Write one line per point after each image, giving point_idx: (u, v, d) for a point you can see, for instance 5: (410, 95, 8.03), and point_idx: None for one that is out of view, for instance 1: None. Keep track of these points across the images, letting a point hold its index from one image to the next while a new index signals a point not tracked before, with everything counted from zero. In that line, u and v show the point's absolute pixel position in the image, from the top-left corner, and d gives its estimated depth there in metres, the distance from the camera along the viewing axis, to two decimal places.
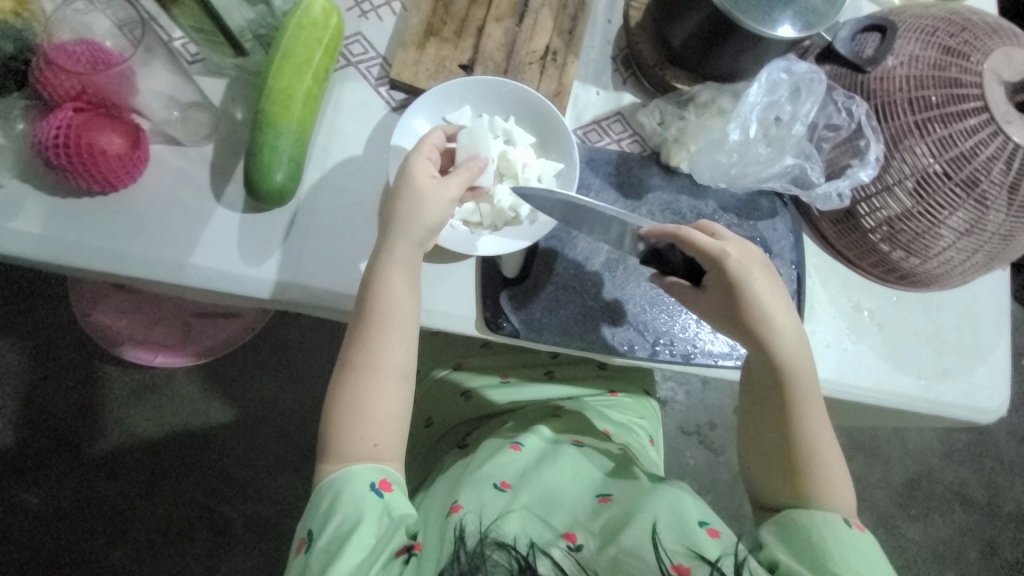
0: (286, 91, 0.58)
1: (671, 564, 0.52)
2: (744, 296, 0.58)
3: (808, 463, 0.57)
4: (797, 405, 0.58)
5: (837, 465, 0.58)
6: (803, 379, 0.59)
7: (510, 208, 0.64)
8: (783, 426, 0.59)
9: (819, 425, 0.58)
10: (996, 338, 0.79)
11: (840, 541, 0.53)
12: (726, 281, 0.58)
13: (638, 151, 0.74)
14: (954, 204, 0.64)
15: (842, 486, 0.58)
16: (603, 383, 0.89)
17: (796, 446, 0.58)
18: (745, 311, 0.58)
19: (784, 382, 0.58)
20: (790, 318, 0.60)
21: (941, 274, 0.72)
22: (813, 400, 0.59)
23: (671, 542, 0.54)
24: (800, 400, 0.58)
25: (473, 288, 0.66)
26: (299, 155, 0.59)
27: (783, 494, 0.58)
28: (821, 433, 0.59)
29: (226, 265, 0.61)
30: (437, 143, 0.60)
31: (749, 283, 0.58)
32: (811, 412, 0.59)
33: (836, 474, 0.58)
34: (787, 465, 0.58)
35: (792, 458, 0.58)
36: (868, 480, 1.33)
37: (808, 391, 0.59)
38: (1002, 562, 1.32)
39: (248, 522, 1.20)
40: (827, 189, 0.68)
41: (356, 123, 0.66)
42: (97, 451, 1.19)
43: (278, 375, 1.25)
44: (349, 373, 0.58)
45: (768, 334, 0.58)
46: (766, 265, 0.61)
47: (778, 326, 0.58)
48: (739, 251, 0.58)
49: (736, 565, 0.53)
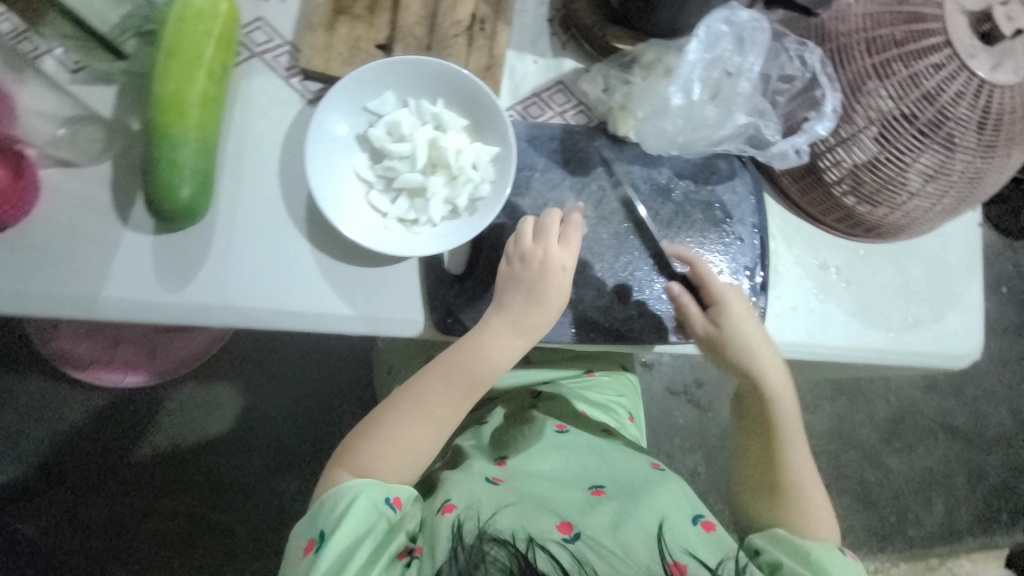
0: (178, 95, 0.52)
1: (669, 561, 0.50)
2: (736, 335, 0.62)
3: (793, 490, 0.61)
4: (785, 441, 0.63)
5: (821, 497, 0.61)
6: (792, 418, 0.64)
7: (448, 201, 0.60)
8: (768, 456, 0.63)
9: (804, 461, 0.62)
10: (966, 281, 0.77)
11: (831, 554, 0.56)
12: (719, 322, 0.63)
13: (584, 122, 0.70)
14: (919, 149, 0.60)
15: (827, 519, 0.60)
16: (579, 362, 0.81)
17: (781, 475, 0.62)
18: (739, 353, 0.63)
19: (773, 417, 0.63)
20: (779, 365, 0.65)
21: (908, 224, 0.69)
22: (799, 437, 0.63)
23: (674, 542, 0.52)
24: (785, 436, 0.63)
25: (417, 291, 0.61)
26: (205, 166, 0.54)
27: (768, 510, 0.62)
28: (807, 469, 0.62)
29: (141, 293, 0.56)
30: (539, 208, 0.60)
31: (742, 324, 0.62)
32: (796, 446, 0.63)
33: (819, 509, 0.60)
34: (768, 489, 0.62)
35: (776, 482, 0.62)
36: (855, 419, 1.33)
37: (795, 429, 0.63)
38: (987, 485, 1.35)
39: (252, 529, 1.09)
40: (784, 147, 0.64)
41: (268, 121, 0.60)
42: (67, 485, 1.07)
43: (267, 378, 1.13)
44: (420, 438, 0.56)
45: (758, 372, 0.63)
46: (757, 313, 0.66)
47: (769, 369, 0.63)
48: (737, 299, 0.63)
49: (736, 571, 0.51)
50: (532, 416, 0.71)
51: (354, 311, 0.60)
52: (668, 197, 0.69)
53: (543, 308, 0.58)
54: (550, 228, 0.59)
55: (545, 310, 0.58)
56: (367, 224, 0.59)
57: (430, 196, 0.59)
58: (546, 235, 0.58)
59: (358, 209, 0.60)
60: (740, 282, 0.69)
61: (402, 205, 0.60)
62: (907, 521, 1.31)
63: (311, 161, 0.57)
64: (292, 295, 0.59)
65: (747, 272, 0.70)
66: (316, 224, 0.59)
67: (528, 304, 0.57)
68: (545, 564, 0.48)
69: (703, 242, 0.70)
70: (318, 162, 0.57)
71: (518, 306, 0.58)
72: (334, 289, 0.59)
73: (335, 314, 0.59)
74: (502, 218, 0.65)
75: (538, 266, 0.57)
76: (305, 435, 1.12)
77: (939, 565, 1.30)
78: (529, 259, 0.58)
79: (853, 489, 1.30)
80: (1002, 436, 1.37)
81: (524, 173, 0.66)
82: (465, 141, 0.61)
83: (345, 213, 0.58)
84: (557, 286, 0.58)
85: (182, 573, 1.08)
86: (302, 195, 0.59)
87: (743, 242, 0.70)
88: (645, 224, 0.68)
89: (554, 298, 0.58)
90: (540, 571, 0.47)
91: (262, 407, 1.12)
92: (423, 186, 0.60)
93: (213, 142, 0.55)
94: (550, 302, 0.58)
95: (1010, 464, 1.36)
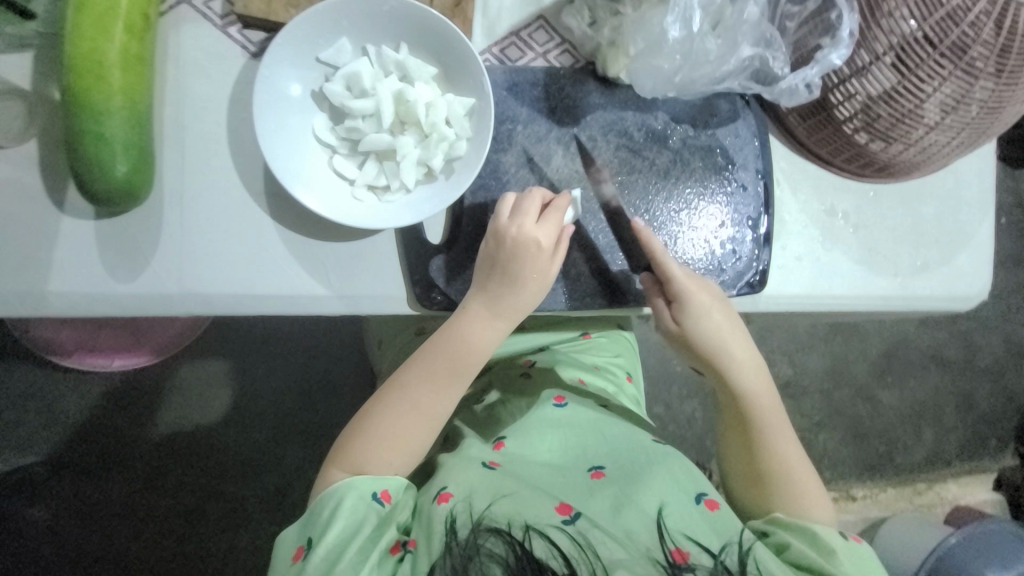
0: (93, 55, 0.46)
1: (672, 548, 0.49)
2: (699, 328, 0.58)
3: (782, 481, 0.57)
4: (767, 433, 0.58)
5: (812, 485, 0.57)
6: (770, 412, 0.59)
7: (420, 163, 0.53)
8: (751, 450, 0.58)
9: (786, 453, 0.57)
10: (978, 219, 0.73)
11: (847, 550, 0.52)
12: (681, 316, 0.58)
13: (570, 64, 0.63)
14: (939, 77, 0.54)
15: (821, 505, 0.56)
16: (576, 326, 0.78)
17: (761, 466, 0.57)
18: (703, 344, 0.59)
19: (750, 410, 0.59)
20: (752, 353, 0.60)
21: (923, 161, 0.64)
22: (782, 426, 0.59)
23: (675, 527, 0.51)
24: (767, 428, 0.58)
25: (397, 264, 0.57)
26: (137, 137, 0.48)
27: (759, 501, 0.58)
28: (795, 459, 0.58)
29: (91, 286, 0.52)
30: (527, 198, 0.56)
31: (706, 315, 0.58)
32: (780, 437, 0.58)
33: (812, 497, 0.56)
34: (755, 482, 0.58)
35: (761, 475, 0.57)
36: (847, 356, 1.25)
37: (774, 423, 0.58)
38: (978, 414, 1.30)
39: (262, 498, 1.02)
40: (793, 81, 0.57)
41: (210, 82, 0.54)
42: (67, 468, 0.98)
43: (261, 352, 1.04)
44: (402, 428, 0.55)
45: (727, 365, 0.59)
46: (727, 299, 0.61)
47: (736, 360, 0.59)
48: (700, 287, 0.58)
49: (740, 554, 0.50)
50: (529, 388, 0.69)
51: (329, 290, 0.55)
52: (664, 145, 0.64)
53: (522, 293, 0.55)
54: (529, 207, 0.55)
55: (525, 295, 0.55)
56: (335, 193, 0.53)
57: (400, 158, 0.53)
58: (522, 214, 0.54)
59: (323, 177, 0.54)
60: (743, 234, 0.65)
61: (371, 171, 0.54)
62: (896, 451, 1.26)
63: (260, 125, 0.50)
64: (259, 278, 0.54)
65: (750, 223, 0.65)
66: (278, 198, 0.54)
67: (506, 288, 0.55)
68: (542, 549, 0.48)
69: (703, 193, 0.64)
70: (271, 126, 0.51)
71: (498, 291, 0.55)
72: (305, 267, 0.55)
73: (310, 295, 0.55)
74: (484, 178, 0.60)
75: (511, 249, 0.54)
76: (304, 408, 1.04)
77: (925, 489, 1.27)
78: (504, 242, 0.54)
79: (846, 423, 1.24)
80: (998, 366, 1.31)
81: (506, 126, 0.60)
82: (436, 93, 0.54)
83: (310, 182, 0.53)
84: (535, 269, 0.55)
85: (198, 556, 1.00)
86: (259, 167, 0.54)
87: (747, 190, 0.65)
88: (640, 177, 0.63)
89: (534, 283, 0.55)
90: (538, 558, 0.47)
91: (270, 381, 1.03)
92: (392, 147, 0.53)
93: (145, 109, 0.50)
94: (530, 287, 0.55)
95: (1003, 391, 1.31)
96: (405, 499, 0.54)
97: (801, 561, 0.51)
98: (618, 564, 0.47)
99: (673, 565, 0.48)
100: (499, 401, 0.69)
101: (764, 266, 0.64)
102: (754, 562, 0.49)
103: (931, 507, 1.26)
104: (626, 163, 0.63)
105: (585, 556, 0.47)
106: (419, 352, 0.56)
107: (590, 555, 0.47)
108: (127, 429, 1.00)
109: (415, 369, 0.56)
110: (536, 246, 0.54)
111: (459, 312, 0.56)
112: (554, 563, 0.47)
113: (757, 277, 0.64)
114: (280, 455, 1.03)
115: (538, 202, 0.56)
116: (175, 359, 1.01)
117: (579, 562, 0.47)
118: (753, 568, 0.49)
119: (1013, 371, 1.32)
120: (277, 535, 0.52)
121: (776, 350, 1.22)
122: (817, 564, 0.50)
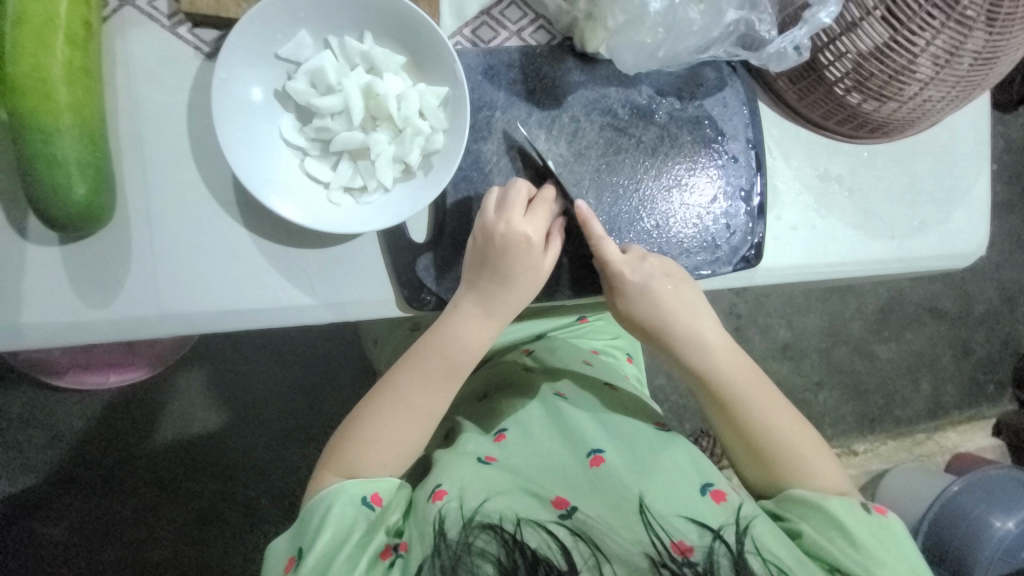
0: (36, 73, 0.43)
1: (669, 542, 0.49)
2: (651, 318, 0.57)
3: (782, 458, 0.55)
4: (747, 411, 0.56)
5: (809, 446, 0.56)
6: (749, 392, 0.57)
7: (397, 160, 0.51)
8: (737, 430, 0.57)
9: (777, 426, 0.56)
10: (975, 172, 0.71)
11: (866, 527, 0.51)
12: (633, 308, 0.57)
13: (546, 41, 0.60)
14: (931, 29, 0.51)
15: (823, 465, 0.55)
16: (572, 309, 0.76)
17: (758, 448, 0.56)
18: (664, 338, 0.57)
19: (722, 393, 0.57)
20: (713, 327, 0.58)
21: (918, 118, 0.61)
22: (761, 396, 0.57)
23: (668, 515, 0.51)
24: (750, 409, 0.56)
25: (382, 266, 0.55)
26: (93, 156, 0.46)
27: (766, 481, 0.57)
28: (784, 427, 0.56)
29: (64, 315, 0.50)
30: (509, 190, 0.53)
31: (657, 300, 0.56)
32: (762, 410, 0.56)
33: (811, 459, 0.55)
34: (753, 461, 0.57)
35: (756, 454, 0.56)
36: (844, 314, 1.25)
37: (755, 402, 0.57)
38: (974, 362, 1.31)
39: (274, 496, 1.02)
40: (781, 44, 0.54)
41: (166, 90, 0.51)
42: (76, 483, 0.98)
43: (256, 358, 1.02)
44: (401, 433, 0.54)
45: (687, 351, 0.57)
46: (681, 274, 0.59)
47: (698, 348, 0.57)
48: (652, 274, 0.57)
49: (738, 534, 0.50)
50: (529, 379, 0.68)
51: (315, 299, 0.53)
52: (650, 120, 0.61)
53: (513, 290, 0.53)
54: (515, 200, 0.53)
55: (516, 292, 0.53)
56: (310, 198, 0.51)
57: (375, 157, 0.50)
58: (509, 210, 0.53)
59: (296, 182, 0.51)
60: (736, 207, 0.63)
61: (345, 172, 0.51)
62: (893, 403, 1.28)
63: (222, 132, 0.47)
64: (240, 293, 0.52)
65: (743, 195, 0.63)
66: (251, 207, 0.52)
67: (497, 286, 0.53)
68: (536, 540, 0.48)
69: (693, 167, 0.62)
70: (235, 132, 0.48)
71: (488, 289, 0.53)
72: (286, 277, 0.53)
73: (295, 306, 0.53)
74: (465, 170, 0.57)
75: (500, 246, 0.52)
76: (305, 410, 1.03)
77: (925, 439, 1.29)
78: (492, 239, 0.52)
79: (844, 380, 1.25)
80: (993, 312, 1.32)
81: (483, 113, 0.58)
82: (407, 84, 0.51)
83: (282, 188, 0.50)
84: (527, 265, 0.53)
85: (217, 559, 1.00)
86: (227, 177, 0.52)
87: (738, 161, 0.63)
88: (627, 156, 0.61)
89: (526, 279, 0.53)
90: (531, 549, 0.47)
91: (271, 382, 1.02)
92: (366, 145, 0.51)
93: (99, 126, 0.47)
94: (523, 284, 0.53)
95: (998, 337, 1.32)
96: (397, 500, 0.53)
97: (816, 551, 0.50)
98: (615, 556, 0.48)
99: (667, 558, 0.48)
100: (499, 394, 0.68)
101: (759, 239, 0.63)
102: (751, 541, 0.49)
103: (931, 455, 1.28)
104: (612, 142, 0.60)
105: (583, 547, 0.48)
106: (411, 353, 0.55)
107: (587, 547, 0.48)
108: (130, 443, 0.99)
109: (411, 373, 0.54)
110: (525, 240, 0.52)
111: (449, 312, 0.54)
112: (547, 552, 0.47)
113: (752, 251, 0.63)
114: (289, 453, 1.02)
115: (526, 196, 0.54)
116: (174, 367, 1.00)
117: (575, 553, 0.47)
118: (751, 549, 0.48)
119: (1007, 317, 1.32)
120: (267, 544, 0.53)
121: (772, 315, 1.22)
122: (836, 559, 0.49)
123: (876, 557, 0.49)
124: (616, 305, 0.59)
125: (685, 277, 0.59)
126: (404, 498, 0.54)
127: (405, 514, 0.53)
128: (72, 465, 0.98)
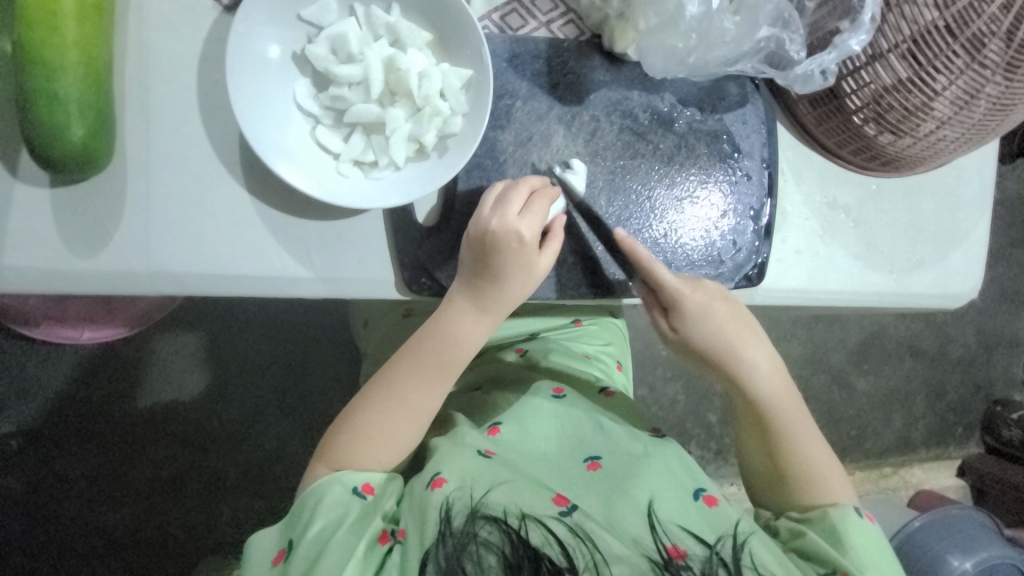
0: (46, 4, 0.41)
1: (668, 544, 0.48)
2: (703, 337, 0.56)
3: (805, 478, 0.55)
4: (780, 427, 0.56)
5: (833, 469, 0.56)
6: (787, 414, 0.57)
7: (411, 138, 0.49)
8: (768, 448, 0.57)
9: (809, 449, 0.56)
10: (977, 217, 0.72)
11: (858, 536, 0.51)
12: (680, 324, 0.56)
13: (574, 36, 0.59)
14: (954, 70, 0.51)
15: (845, 490, 0.56)
16: (570, 312, 0.76)
17: (783, 464, 0.56)
18: (713, 351, 0.56)
19: (767, 414, 0.57)
20: (765, 347, 0.58)
21: (929, 156, 0.62)
22: (802, 424, 0.57)
23: (668, 519, 0.51)
24: (789, 430, 0.56)
25: (386, 247, 0.54)
26: (95, 99, 0.44)
27: (781, 498, 0.57)
28: (815, 450, 0.56)
29: (45, 261, 0.47)
30: (538, 186, 0.53)
31: (707, 316, 0.55)
32: (800, 436, 0.56)
33: (827, 473, 0.56)
34: (775, 478, 0.57)
35: (781, 476, 0.56)
36: (827, 343, 1.27)
37: (792, 423, 0.56)
38: (947, 403, 1.34)
39: (244, 469, 0.99)
40: (808, 67, 0.53)
41: (176, 38, 0.49)
42: (43, 439, 0.94)
43: (239, 330, 0.99)
44: (382, 422, 0.53)
45: (739, 370, 0.57)
46: (730, 293, 0.58)
47: (747, 364, 0.57)
48: (699, 290, 0.56)
49: (735, 547, 0.49)
50: (521, 381, 0.67)
51: (312, 273, 0.52)
52: (669, 129, 0.61)
53: (507, 289, 0.52)
54: (512, 198, 0.51)
55: (509, 290, 0.52)
56: (319, 168, 0.49)
57: (390, 133, 0.49)
58: (503, 207, 0.51)
59: (304, 149, 0.49)
60: (744, 225, 0.63)
61: (357, 145, 0.50)
62: (865, 435, 1.30)
63: (233, 88, 0.45)
64: (233, 258, 0.50)
65: (752, 214, 0.63)
66: (255, 169, 0.50)
67: (488, 284, 0.52)
68: (538, 537, 0.47)
69: (706, 181, 0.62)
70: (246, 90, 0.46)
71: (481, 287, 0.52)
72: (283, 245, 0.51)
73: (289, 277, 0.51)
74: (479, 157, 0.56)
75: (490, 243, 0.50)
76: (281, 386, 1.00)
77: (891, 472, 1.31)
78: (483, 237, 0.51)
79: (821, 408, 1.27)
80: (970, 357, 1.34)
81: (504, 102, 0.57)
82: (430, 62, 0.50)
83: (291, 155, 0.48)
84: (519, 263, 0.52)
85: (178, 530, 0.97)
86: (234, 136, 0.50)
87: (751, 179, 0.62)
88: (643, 161, 0.60)
89: (520, 278, 0.52)
90: (533, 546, 0.46)
91: (255, 353, 1.00)
92: (380, 120, 0.49)
93: (105, 68, 0.45)
94: (516, 283, 0.52)
95: (971, 382, 1.35)
96: (389, 490, 0.52)
97: (811, 551, 0.51)
98: (616, 556, 0.46)
99: (668, 562, 0.47)
100: (491, 390, 0.67)
101: (763, 259, 0.63)
102: (749, 556, 0.49)
103: (896, 489, 1.30)
104: (629, 146, 0.60)
105: (584, 547, 0.47)
106: (405, 350, 0.54)
107: (588, 547, 0.47)
108: (102, 404, 0.96)
109: (395, 365, 0.54)
110: (518, 239, 0.51)
111: (443, 307, 0.53)
112: (548, 548, 0.46)
113: (755, 270, 0.63)
114: (262, 427, 1.00)
115: (523, 193, 0.52)
116: (155, 329, 0.97)
117: (576, 553, 0.46)
118: (747, 563, 0.48)
119: (983, 362, 1.35)
120: (248, 538, 0.52)
121: None
122: (827, 554, 0.50)
123: (862, 551, 0.50)
124: (661, 319, 0.58)
125: (738, 302, 0.58)
126: (396, 488, 0.53)
127: (399, 502, 0.52)
128: (40, 420, 0.94)
